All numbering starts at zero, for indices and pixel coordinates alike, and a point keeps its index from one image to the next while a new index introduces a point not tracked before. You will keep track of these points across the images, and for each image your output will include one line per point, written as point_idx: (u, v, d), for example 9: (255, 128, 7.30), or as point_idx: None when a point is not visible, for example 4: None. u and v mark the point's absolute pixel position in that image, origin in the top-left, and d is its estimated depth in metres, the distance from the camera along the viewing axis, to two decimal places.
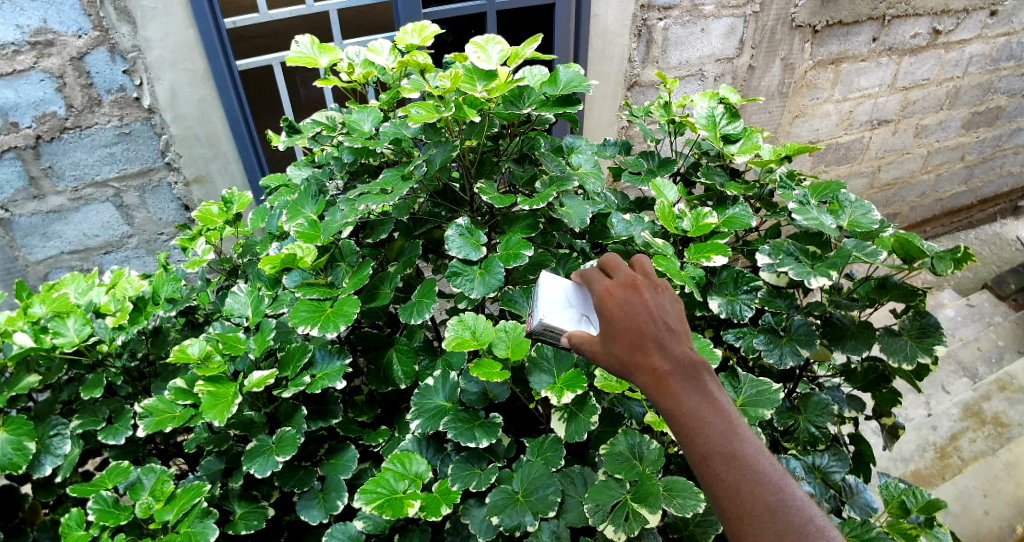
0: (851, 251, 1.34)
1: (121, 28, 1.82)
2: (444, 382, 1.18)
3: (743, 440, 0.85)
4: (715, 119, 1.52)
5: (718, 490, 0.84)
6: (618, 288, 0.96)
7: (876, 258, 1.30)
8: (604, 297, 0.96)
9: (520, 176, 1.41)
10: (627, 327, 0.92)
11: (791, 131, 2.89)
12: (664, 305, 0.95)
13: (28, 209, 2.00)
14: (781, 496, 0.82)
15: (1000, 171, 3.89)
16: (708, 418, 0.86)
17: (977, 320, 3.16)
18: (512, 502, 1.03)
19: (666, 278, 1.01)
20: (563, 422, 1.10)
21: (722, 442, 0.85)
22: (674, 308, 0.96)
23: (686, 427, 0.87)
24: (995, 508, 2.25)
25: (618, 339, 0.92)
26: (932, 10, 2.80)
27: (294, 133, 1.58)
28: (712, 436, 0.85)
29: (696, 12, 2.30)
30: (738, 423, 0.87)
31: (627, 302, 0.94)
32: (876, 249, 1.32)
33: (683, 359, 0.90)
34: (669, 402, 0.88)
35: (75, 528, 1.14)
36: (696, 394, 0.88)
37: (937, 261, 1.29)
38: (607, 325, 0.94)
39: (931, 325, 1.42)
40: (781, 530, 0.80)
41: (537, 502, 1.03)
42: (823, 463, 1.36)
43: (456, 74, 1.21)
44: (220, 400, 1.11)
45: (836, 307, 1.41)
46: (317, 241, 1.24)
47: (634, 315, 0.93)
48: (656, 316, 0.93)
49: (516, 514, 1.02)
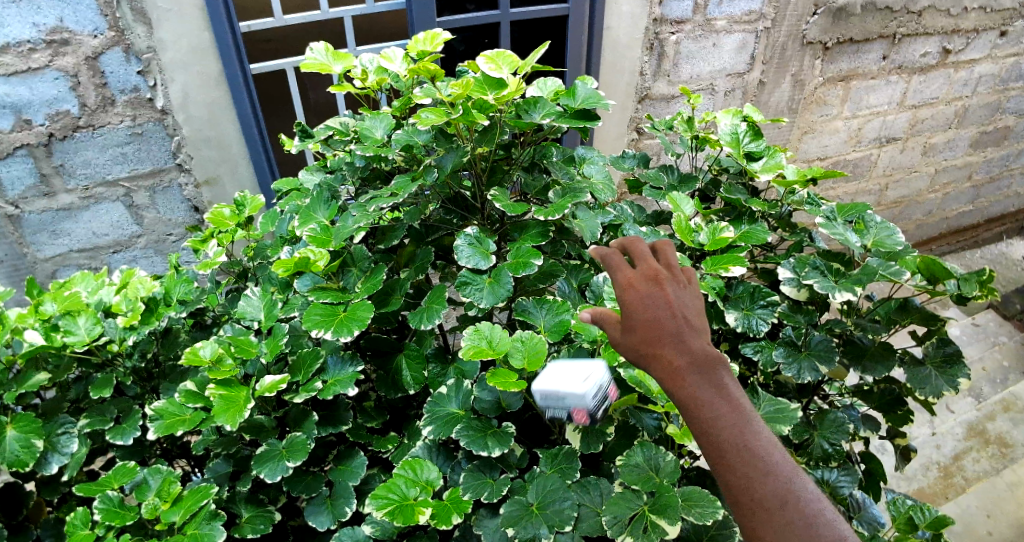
0: (876, 269, 1.32)
1: (137, 28, 1.83)
2: (457, 391, 1.18)
3: (756, 435, 0.84)
4: (738, 136, 1.52)
5: (729, 484, 0.83)
6: (640, 279, 0.95)
7: (902, 277, 1.29)
8: (625, 288, 0.95)
9: (532, 186, 1.40)
10: (645, 318, 0.91)
11: (800, 146, 2.90)
12: (685, 299, 0.94)
13: (38, 206, 2.01)
14: (793, 490, 0.81)
15: (1007, 191, 3.90)
16: (721, 413, 0.86)
17: (983, 339, 3.13)
18: (527, 514, 1.03)
19: (691, 270, 1.00)
20: (577, 435, 1.14)
21: (735, 435, 0.84)
22: (695, 303, 0.95)
23: (700, 421, 0.86)
24: (998, 529, 2.26)
25: (637, 332, 0.92)
26: (942, 30, 2.82)
27: (306, 138, 1.59)
28: (725, 431, 0.84)
29: (708, 26, 2.31)
30: (753, 418, 0.86)
31: (647, 295, 0.93)
32: (900, 268, 1.30)
33: (699, 353, 0.89)
34: (684, 395, 0.87)
35: (81, 528, 1.14)
36: (710, 389, 0.87)
37: (964, 283, 1.30)
38: (626, 316, 0.93)
39: (953, 352, 1.42)
40: (790, 523, 0.79)
41: (553, 515, 1.02)
42: (832, 478, 1.36)
43: (467, 82, 1.21)
44: (232, 404, 1.11)
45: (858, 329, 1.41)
46: (329, 246, 1.25)
47: (654, 308, 0.92)
48: (676, 310, 0.92)
49: (531, 527, 1.01)
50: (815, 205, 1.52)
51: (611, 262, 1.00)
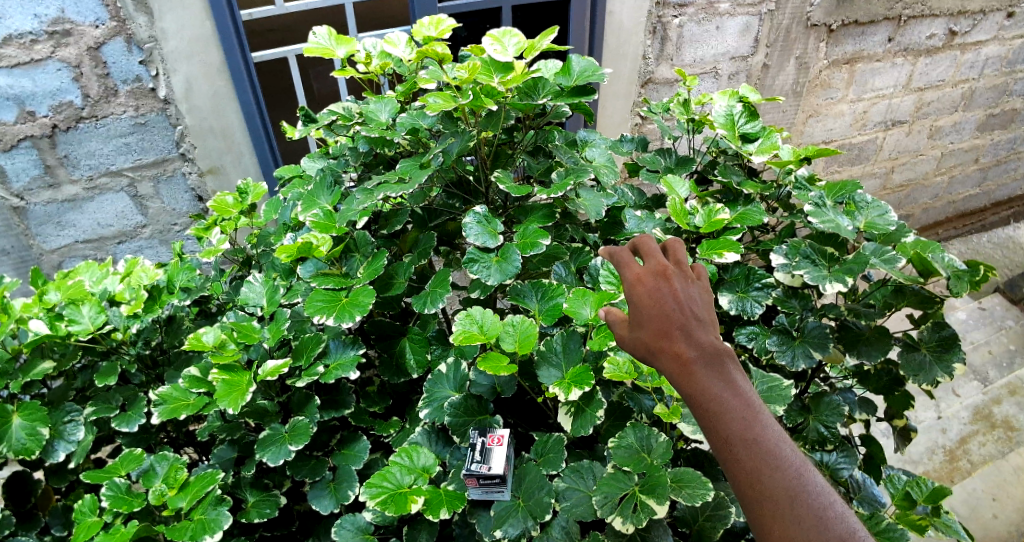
0: (869, 256, 1.35)
1: (138, 18, 1.83)
2: (454, 372, 1.19)
3: (765, 429, 0.83)
4: (733, 118, 1.52)
5: (737, 477, 0.82)
6: (649, 275, 0.95)
7: (894, 264, 1.32)
8: (633, 284, 0.96)
9: (536, 168, 1.40)
10: (653, 313, 0.92)
11: (804, 130, 2.88)
12: (694, 295, 0.94)
13: (43, 198, 2.02)
14: (801, 482, 0.80)
15: (1013, 174, 3.87)
16: (729, 406, 0.85)
17: (989, 323, 3.10)
18: (513, 509, 1.05)
19: (702, 268, 0.99)
20: (569, 417, 1.10)
21: (742, 428, 0.83)
22: (705, 300, 0.95)
23: (708, 414, 0.86)
24: (1003, 512, 2.26)
25: (645, 327, 0.92)
26: (949, 11, 2.79)
27: (310, 123, 1.57)
28: (732, 422, 0.84)
29: (710, 9, 2.30)
30: (761, 411, 0.85)
31: (655, 290, 0.93)
32: (894, 255, 1.33)
33: (707, 347, 0.88)
34: (693, 389, 0.87)
35: (89, 514, 1.15)
36: (717, 382, 0.86)
37: (955, 281, 1.33)
38: (635, 312, 0.94)
39: (949, 337, 1.41)
40: (799, 515, 0.78)
41: (535, 506, 1.04)
42: (831, 460, 1.39)
43: (473, 66, 1.23)
44: (235, 388, 1.12)
45: (852, 314, 1.41)
46: (332, 230, 1.25)
47: (662, 304, 0.92)
48: (684, 304, 0.92)
49: (518, 522, 1.03)
50: (803, 188, 1.50)
51: (621, 261, 1.00)
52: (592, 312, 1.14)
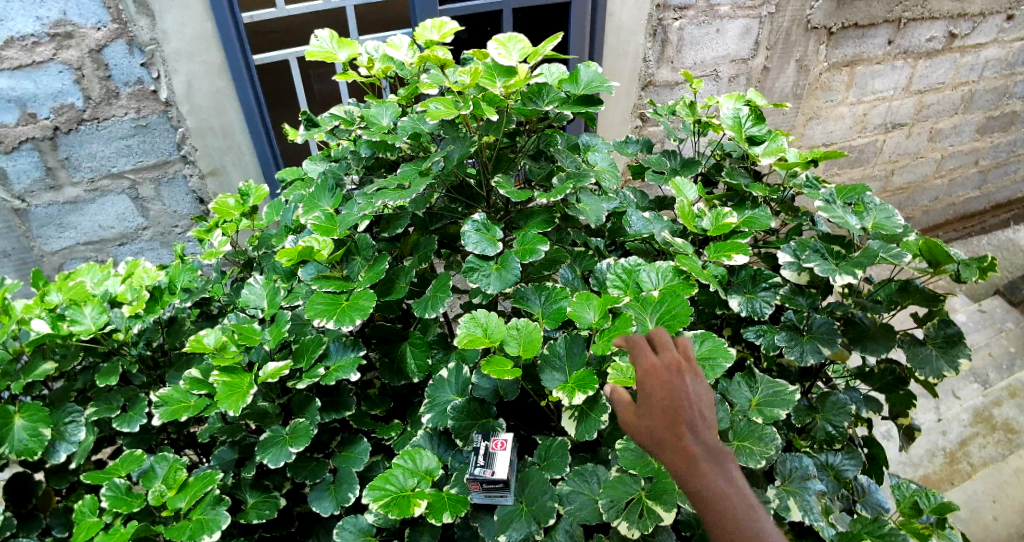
0: (876, 252, 1.34)
1: (140, 21, 1.84)
2: (456, 377, 1.19)
3: (763, 529, 0.84)
4: (740, 120, 1.52)
5: None
6: (663, 367, 0.92)
7: (901, 260, 1.31)
8: (647, 374, 0.92)
9: (537, 173, 1.42)
10: (667, 409, 0.89)
11: (804, 133, 2.89)
12: (703, 393, 0.92)
13: (45, 199, 2.03)
14: None
15: (1014, 176, 3.87)
16: (734, 509, 0.85)
17: (989, 325, 3.10)
18: (517, 514, 1.05)
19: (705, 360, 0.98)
20: (573, 421, 1.10)
21: (740, 526, 0.84)
22: (710, 397, 0.94)
23: (713, 515, 0.85)
24: (1003, 514, 2.26)
25: (658, 421, 0.89)
26: (949, 14, 2.79)
27: (311, 127, 1.57)
28: (737, 526, 0.84)
29: (711, 12, 2.30)
30: (759, 510, 0.86)
31: (669, 384, 0.90)
32: (901, 251, 1.32)
33: (716, 451, 0.88)
34: (700, 490, 0.86)
35: (89, 515, 1.15)
36: (720, 479, 0.86)
37: (964, 268, 1.32)
38: (648, 404, 0.90)
39: (954, 334, 1.42)
40: None
41: (538, 510, 1.04)
42: (836, 462, 1.37)
43: (476, 70, 1.20)
44: (236, 390, 1.13)
45: (859, 308, 1.41)
46: (333, 234, 1.25)
47: (675, 400, 0.89)
48: (696, 404, 0.90)
49: (521, 526, 1.04)
50: (812, 188, 1.50)
51: (633, 344, 0.95)
52: (595, 316, 1.14)
